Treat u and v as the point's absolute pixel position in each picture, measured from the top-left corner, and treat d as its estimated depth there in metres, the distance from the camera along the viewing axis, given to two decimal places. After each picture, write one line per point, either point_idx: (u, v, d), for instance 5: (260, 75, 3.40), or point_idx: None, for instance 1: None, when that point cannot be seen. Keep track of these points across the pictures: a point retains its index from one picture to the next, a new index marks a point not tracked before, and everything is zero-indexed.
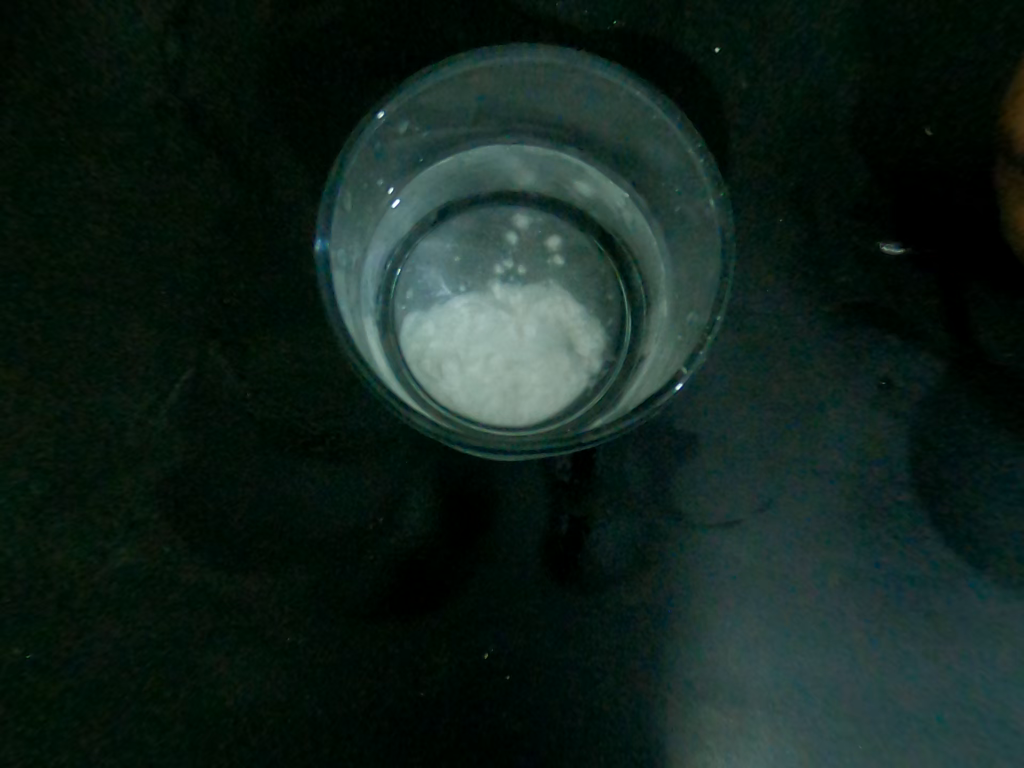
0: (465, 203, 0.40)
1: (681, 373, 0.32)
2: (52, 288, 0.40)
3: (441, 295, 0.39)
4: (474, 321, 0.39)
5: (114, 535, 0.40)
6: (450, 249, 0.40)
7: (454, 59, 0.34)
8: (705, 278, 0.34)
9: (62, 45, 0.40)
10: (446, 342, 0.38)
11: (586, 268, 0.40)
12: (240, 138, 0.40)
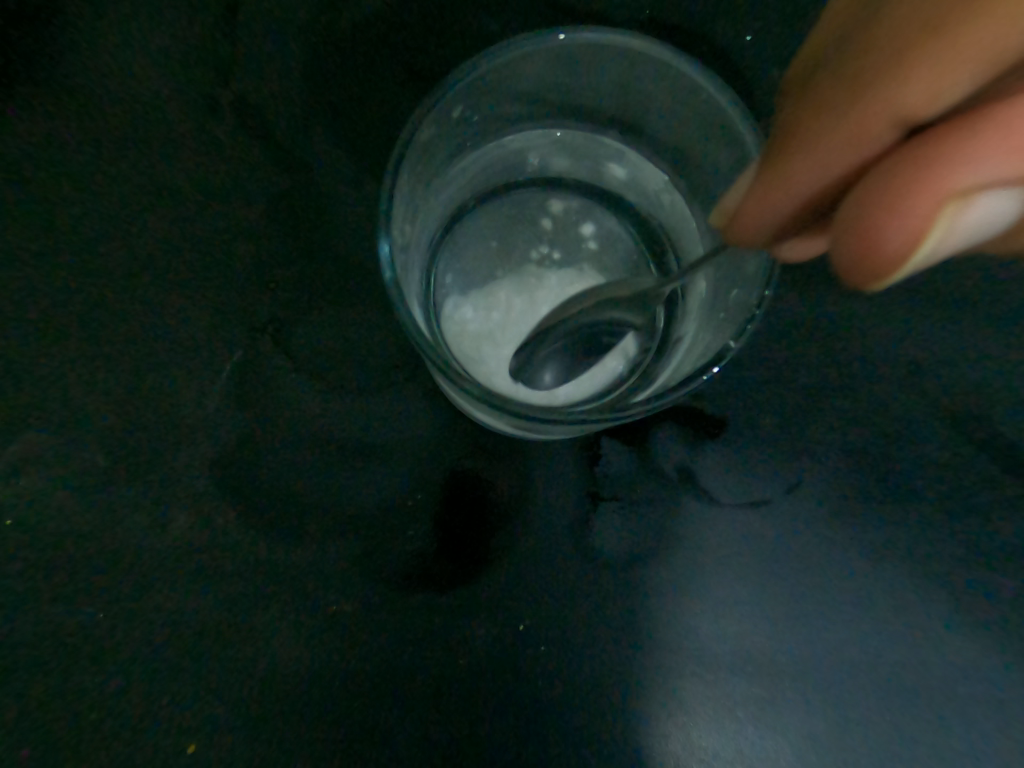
0: (502, 189, 0.42)
1: (728, 350, 0.33)
2: (125, 282, 0.44)
3: (479, 279, 0.41)
4: (511, 304, 0.40)
5: (174, 502, 0.43)
6: (488, 234, 0.42)
7: (512, 42, 0.35)
8: (749, 257, 0.35)
9: (146, 74, 0.46)
10: (483, 324, 0.40)
11: (617, 254, 0.42)
12: (312, 144, 0.45)
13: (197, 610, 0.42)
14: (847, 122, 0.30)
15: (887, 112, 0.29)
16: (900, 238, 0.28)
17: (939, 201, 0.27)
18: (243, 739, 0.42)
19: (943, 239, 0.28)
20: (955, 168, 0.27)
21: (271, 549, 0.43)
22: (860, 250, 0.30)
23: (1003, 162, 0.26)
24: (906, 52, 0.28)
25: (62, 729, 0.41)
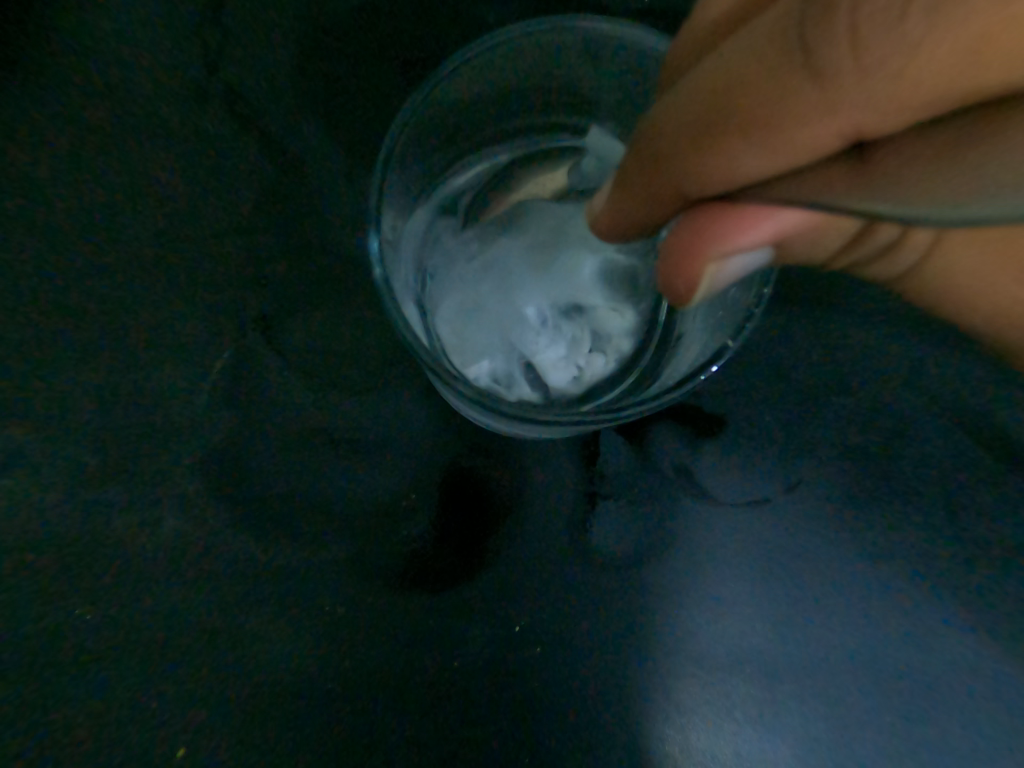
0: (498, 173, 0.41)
1: (726, 349, 0.32)
2: (114, 278, 0.43)
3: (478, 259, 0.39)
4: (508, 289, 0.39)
5: (164, 502, 0.42)
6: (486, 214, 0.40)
7: (505, 29, 0.34)
8: None
9: (132, 63, 0.44)
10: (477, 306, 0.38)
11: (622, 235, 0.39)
12: (305, 137, 0.44)
13: (187, 612, 0.41)
14: (644, 183, 0.32)
15: (675, 185, 0.31)
16: (683, 282, 0.32)
17: (707, 259, 0.30)
18: (236, 745, 0.41)
19: (717, 280, 0.31)
20: (722, 231, 0.30)
21: (263, 551, 0.42)
22: (666, 278, 0.33)
23: (761, 222, 0.29)
24: (683, 138, 0.30)
25: (53, 738, 0.40)
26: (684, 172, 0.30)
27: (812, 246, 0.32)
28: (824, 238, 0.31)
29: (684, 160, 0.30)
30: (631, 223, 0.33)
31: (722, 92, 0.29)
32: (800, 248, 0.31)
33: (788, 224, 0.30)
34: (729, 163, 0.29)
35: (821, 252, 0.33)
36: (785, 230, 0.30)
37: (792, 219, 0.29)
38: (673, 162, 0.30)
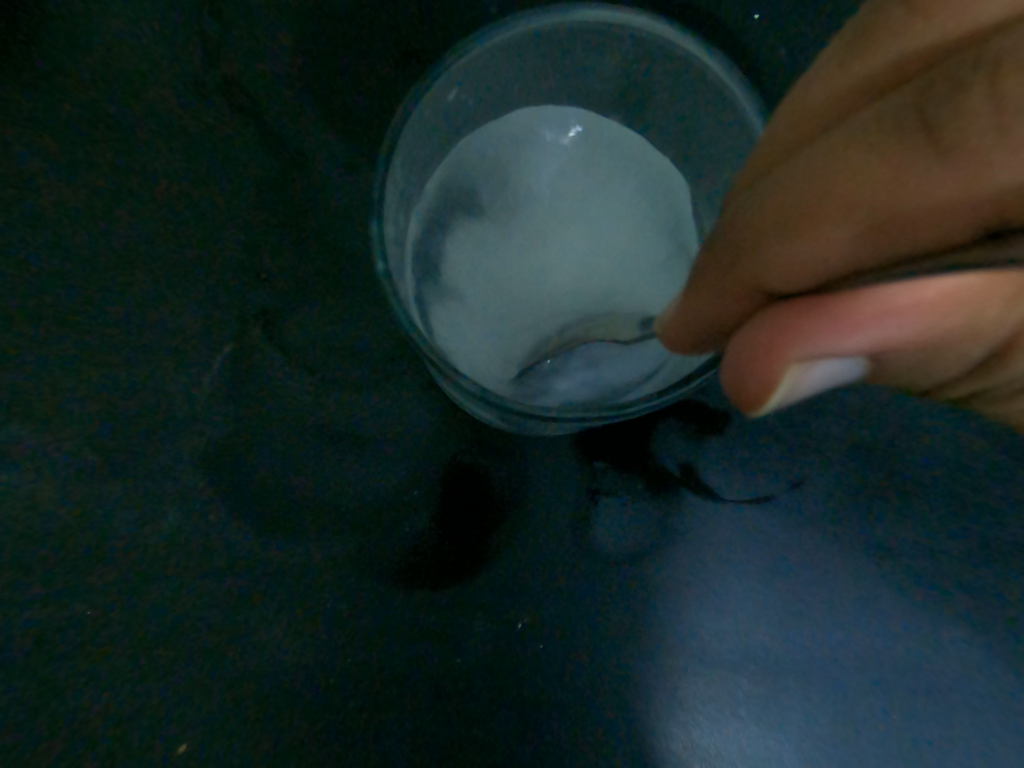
0: (498, 143, 0.38)
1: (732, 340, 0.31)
2: (112, 272, 0.43)
3: (468, 239, 0.38)
4: (499, 273, 0.37)
5: (163, 497, 0.42)
6: (480, 189, 0.38)
7: (508, 19, 0.34)
8: None
9: (134, 55, 0.44)
10: (466, 287, 0.37)
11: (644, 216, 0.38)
12: (306, 130, 0.44)
13: (186, 608, 0.41)
14: (723, 279, 0.29)
15: (757, 282, 0.28)
16: (756, 380, 0.28)
17: (786, 361, 0.27)
18: (238, 743, 0.41)
19: (798, 383, 0.28)
20: (807, 333, 0.26)
21: (263, 547, 0.42)
22: (734, 380, 0.29)
23: (856, 331, 0.26)
24: (773, 229, 0.27)
25: (54, 735, 0.40)
26: (768, 265, 0.28)
27: (914, 365, 0.29)
28: (928, 358, 0.28)
29: (771, 255, 0.28)
30: (708, 327, 0.31)
31: (817, 186, 0.27)
32: (896, 362, 0.28)
33: (886, 337, 0.26)
34: (822, 250, 0.27)
35: (925, 373, 0.29)
36: (879, 343, 0.26)
37: (890, 331, 0.26)
38: (753, 257, 0.28)
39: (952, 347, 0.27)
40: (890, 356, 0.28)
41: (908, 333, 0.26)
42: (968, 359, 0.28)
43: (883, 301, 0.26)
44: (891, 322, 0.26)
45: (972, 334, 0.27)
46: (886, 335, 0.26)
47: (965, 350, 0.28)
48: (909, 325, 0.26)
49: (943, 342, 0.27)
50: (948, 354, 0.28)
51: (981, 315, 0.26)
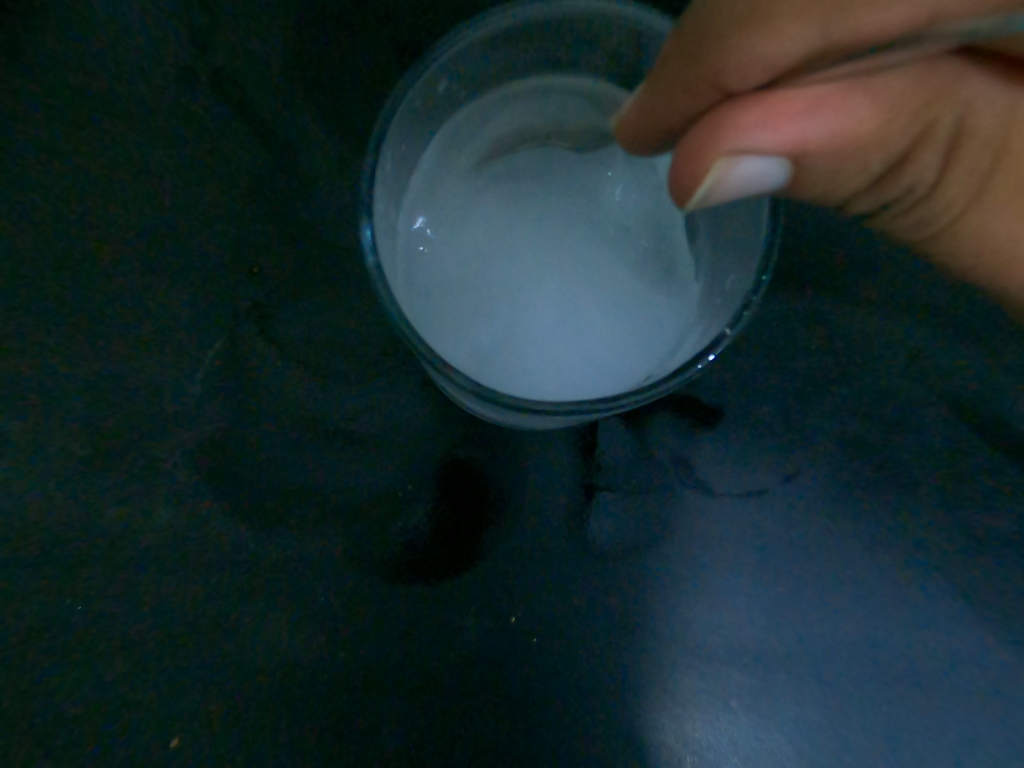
0: (473, 150, 0.38)
1: (725, 334, 0.31)
2: (104, 266, 0.43)
3: (448, 243, 0.36)
4: (483, 278, 0.36)
5: (158, 492, 0.42)
6: (459, 192, 0.37)
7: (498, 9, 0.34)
8: (749, 229, 0.33)
9: (125, 47, 0.44)
10: (450, 291, 0.36)
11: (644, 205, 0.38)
12: (299, 124, 0.44)
13: (180, 601, 0.41)
14: (683, 70, 0.30)
15: (714, 76, 0.30)
16: (688, 170, 0.29)
17: (720, 151, 0.28)
18: (233, 741, 0.41)
19: (724, 185, 0.29)
20: (739, 127, 0.28)
21: (258, 541, 0.42)
22: (674, 174, 0.30)
23: (778, 127, 0.28)
24: (740, 21, 0.29)
25: (50, 728, 0.40)
26: (729, 61, 0.29)
27: (824, 178, 0.29)
28: (842, 168, 0.29)
29: (732, 49, 0.29)
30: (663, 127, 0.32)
31: None
32: (818, 173, 0.29)
33: (810, 136, 0.27)
34: (780, 43, 0.28)
35: (831, 189, 0.30)
36: (802, 139, 0.28)
37: (814, 130, 0.27)
38: (716, 51, 0.29)
39: (863, 158, 0.28)
40: (810, 166, 0.29)
41: (830, 132, 0.27)
42: (873, 172, 0.29)
43: (811, 96, 0.27)
44: (819, 118, 0.27)
45: (883, 142, 0.28)
46: (806, 138, 0.27)
47: (871, 162, 0.29)
48: (829, 126, 0.27)
49: (856, 149, 0.28)
50: (856, 163, 0.29)
51: (893, 121, 0.28)
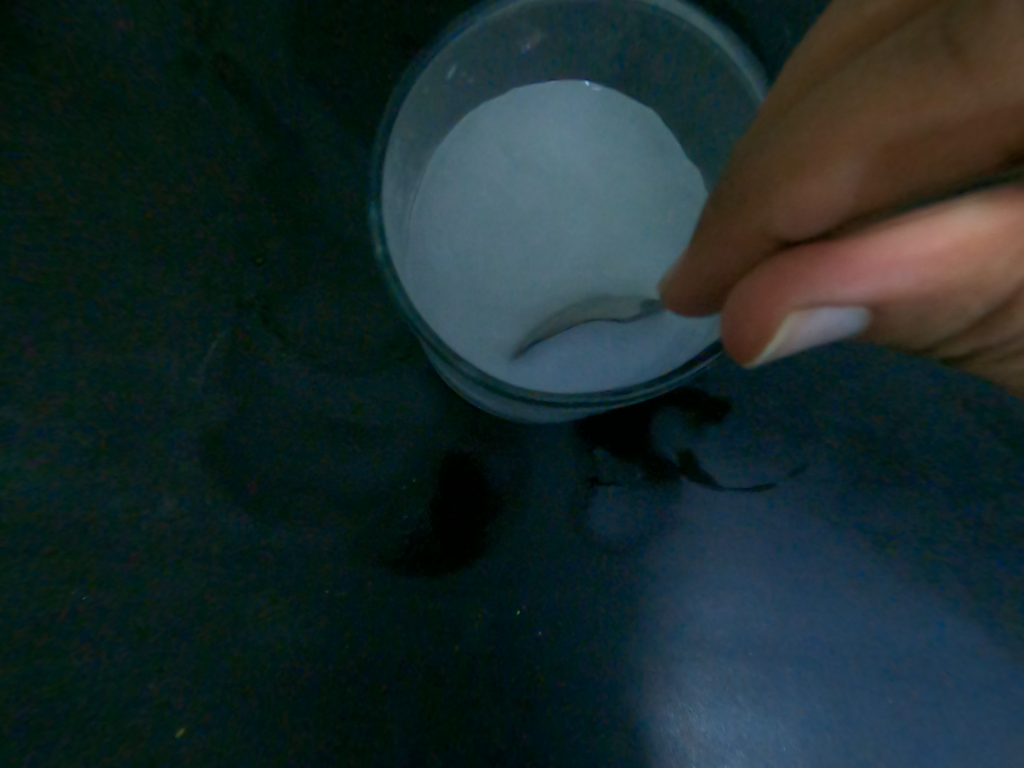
0: (491, 132, 0.37)
1: None
2: (106, 255, 0.43)
3: (459, 227, 0.36)
4: (492, 266, 0.36)
5: (162, 483, 0.42)
6: (473, 176, 0.37)
7: None
8: None
9: (126, 33, 0.43)
10: (459, 278, 0.35)
11: (653, 190, 0.37)
12: (303, 112, 0.43)
13: (184, 592, 0.41)
14: (734, 224, 0.30)
15: (766, 228, 0.30)
16: (752, 329, 0.28)
17: (784, 306, 0.27)
18: (237, 740, 0.41)
19: (792, 336, 0.28)
20: (807, 284, 0.26)
21: (261, 533, 0.41)
22: (731, 330, 0.28)
23: (857, 280, 0.26)
24: (783, 176, 0.29)
25: (53, 717, 0.40)
26: (783, 212, 0.29)
27: (915, 322, 0.28)
28: (928, 314, 0.28)
29: (781, 199, 0.29)
30: (712, 282, 0.31)
31: (831, 122, 0.28)
32: (902, 316, 0.28)
33: (894, 286, 0.26)
34: (829, 190, 0.28)
35: (929, 332, 0.29)
36: (884, 292, 0.26)
37: (898, 280, 0.26)
38: (764, 205, 0.30)
39: (957, 303, 0.27)
40: (895, 311, 0.27)
41: (914, 280, 0.26)
42: (974, 315, 0.28)
43: (893, 245, 0.25)
44: (904, 268, 0.25)
45: (980, 287, 0.26)
46: (889, 284, 0.26)
47: (968, 306, 0.27)
48: (910, 275, 0.25)
49: (944, 294, 0.26)
50: (950, 308, 0.27)
51: (990, 265, 0.25)
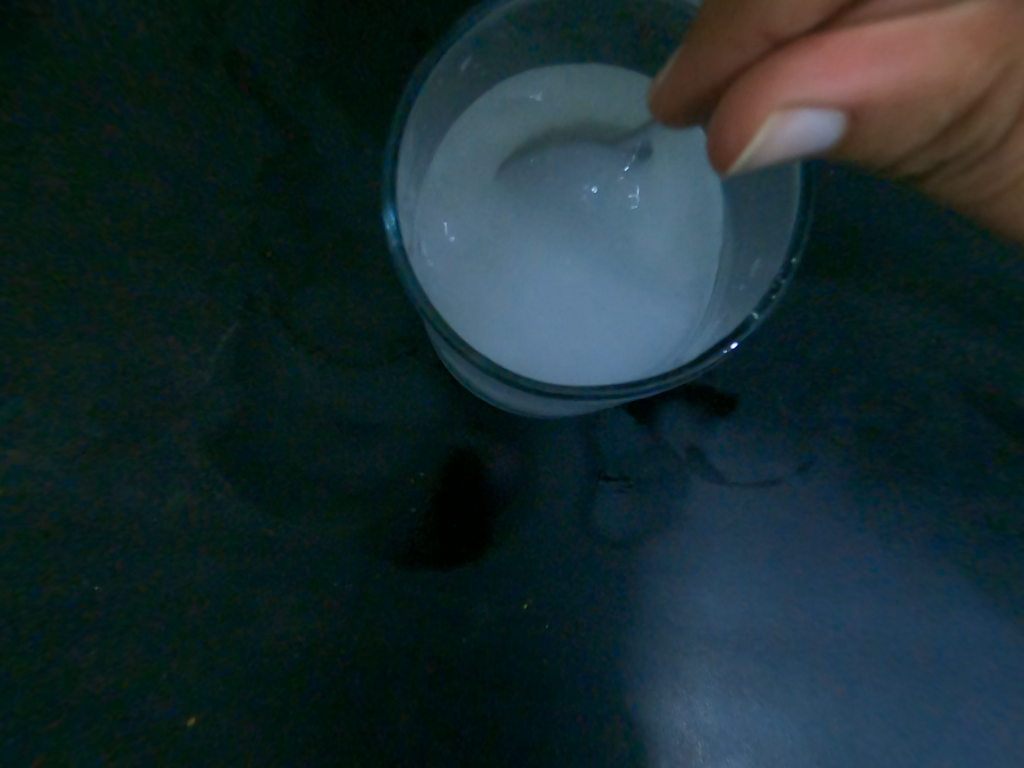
0: (504, 134, 0.37)
1: (752, 320, 0.31)
2: (115, 249, 0.43)
3: (474, 227, 0.36)
4: (508, 264, 0.35)
5: (169, 477, 0.42)
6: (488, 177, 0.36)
7: None
8: (774, 215, 0.33)
9: (135, 28, 0.43)
10: (474, 277, 0.35)
11: (668, 188, 0.37)
12: (311, 108, 0.44)
13: (192, 584, 0.41)
14: (730, 26, 0.30)
15: (761, 22, 0.30)
16: (737, 130, 0.28)
17: (773, 106, 0.27)
18: (245, 733, 0.41)
19: (776, 142, 0.28)
20: (795, 80, 0.27)
21: (269, 526, 0.42)
22: (716, 132, 0.29)
23: (842, 76, 0.27)
24: None
25: (61, 710, 0.40)
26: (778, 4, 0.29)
27: (886, 134, 0.29)
28: (899, 125, 0.28)
29: None
30: (700, 94, 0.31)
31: None
32: (875, 128, 0.29)
33: (875, 83, 0.27)
34: None
35: (896, 144, 0.30)
36: (864, 92, 0.27)
37: (880, 77, 0.27)
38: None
39: (930, 108, 0.28)
40: (871, 119, 0.28)
41: (895, 80, 0.27)
42: (940, 125, 0.29)
43: (876, 41, 0.27)
44: (887, 63, 0.27)
45: (955, 89, 0.27)
46: (870, 83, 0.27)
47: (938, 114, 0.28)
48: (892, 73, 0.27)
49: (919, 102, 0.27)
50: (920, 117, 0.28)
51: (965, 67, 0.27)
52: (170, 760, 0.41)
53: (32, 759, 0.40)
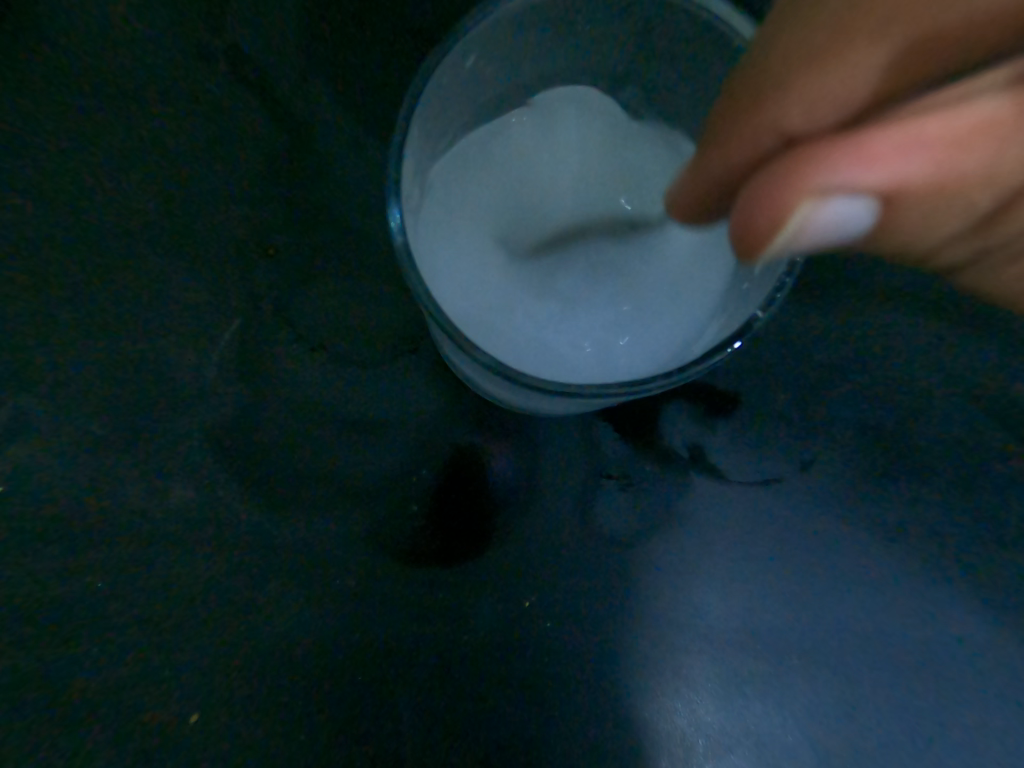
0: (505, 137, 0.38)
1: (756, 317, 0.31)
2: (119, 245, 0.43)
3: (477, 224, 0.36)
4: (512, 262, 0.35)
5: (172, 473, 0.42)
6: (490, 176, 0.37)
7: None
8: None
9: (139, 24, 0.43)
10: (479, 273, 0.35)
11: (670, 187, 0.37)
12: (315, 106, 0.44)
13: (194, 580, 0.41)
14: (743, 128, 0.29)
15: (777, 124, 0.28)
16: (765, 215, 0.25)
17: (805, 190, 0.24)
18: (247, 728, 0.41)
19: (803, 233, 0.25)
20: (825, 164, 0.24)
21: (271, 523, 0.42)
22: (738, 229, 0.27)
23: (876, 162, 0.23)
24: (799, 67, 0.28)
25: (63, 705, 0.40)
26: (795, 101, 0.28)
27: (926, 227, 0.25)
28: (938, 216, 0.25)
29: (792, 96, 0.28)
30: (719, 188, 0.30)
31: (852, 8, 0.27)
32: (911, 222, 0.25)
33: (908, 172, 0.23)
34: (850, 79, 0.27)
35: (940, 234, 0.26)
36: (900, 179, 0.24)
37: (914, 167, 0.23)
38: (777, 99, 0.28)
39: (968, 193, 0.24)
40: (909, 209, 0.25)
41: (931, 168, 0.23)
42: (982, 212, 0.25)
43: (897, 130, 0.24)
44: (917, 152, 0.23)
45: (996, 179, 0.24)
46: (907, 172, 0.23)
47: (977, 200, 0.24)
48: (927, 160, 0.23)
49: (961, 188, 0.24)
50: (958, 205, 0.25)
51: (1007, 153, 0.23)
52: (171, 757, 0.41)
53: (32, 755, 0.40)
